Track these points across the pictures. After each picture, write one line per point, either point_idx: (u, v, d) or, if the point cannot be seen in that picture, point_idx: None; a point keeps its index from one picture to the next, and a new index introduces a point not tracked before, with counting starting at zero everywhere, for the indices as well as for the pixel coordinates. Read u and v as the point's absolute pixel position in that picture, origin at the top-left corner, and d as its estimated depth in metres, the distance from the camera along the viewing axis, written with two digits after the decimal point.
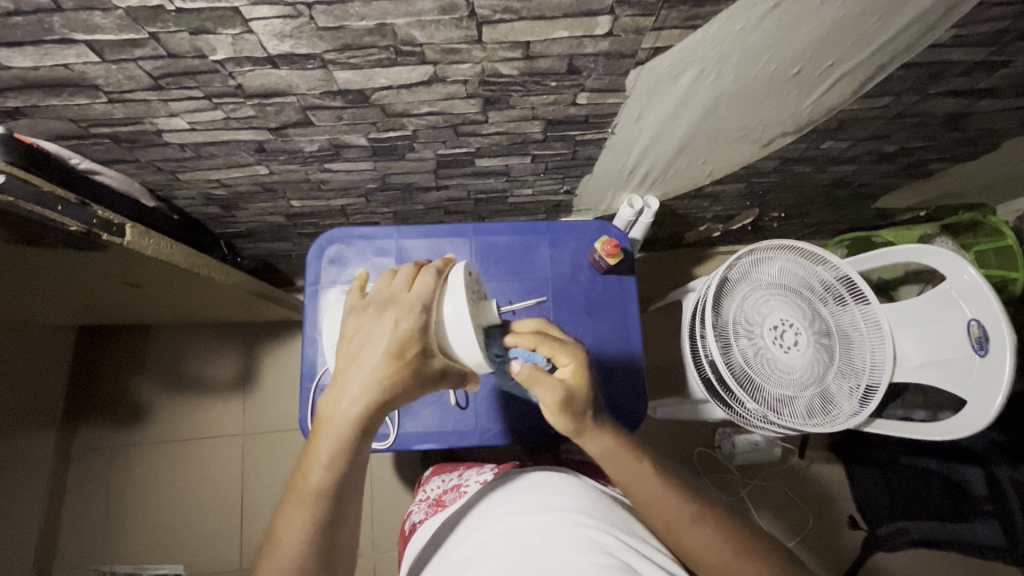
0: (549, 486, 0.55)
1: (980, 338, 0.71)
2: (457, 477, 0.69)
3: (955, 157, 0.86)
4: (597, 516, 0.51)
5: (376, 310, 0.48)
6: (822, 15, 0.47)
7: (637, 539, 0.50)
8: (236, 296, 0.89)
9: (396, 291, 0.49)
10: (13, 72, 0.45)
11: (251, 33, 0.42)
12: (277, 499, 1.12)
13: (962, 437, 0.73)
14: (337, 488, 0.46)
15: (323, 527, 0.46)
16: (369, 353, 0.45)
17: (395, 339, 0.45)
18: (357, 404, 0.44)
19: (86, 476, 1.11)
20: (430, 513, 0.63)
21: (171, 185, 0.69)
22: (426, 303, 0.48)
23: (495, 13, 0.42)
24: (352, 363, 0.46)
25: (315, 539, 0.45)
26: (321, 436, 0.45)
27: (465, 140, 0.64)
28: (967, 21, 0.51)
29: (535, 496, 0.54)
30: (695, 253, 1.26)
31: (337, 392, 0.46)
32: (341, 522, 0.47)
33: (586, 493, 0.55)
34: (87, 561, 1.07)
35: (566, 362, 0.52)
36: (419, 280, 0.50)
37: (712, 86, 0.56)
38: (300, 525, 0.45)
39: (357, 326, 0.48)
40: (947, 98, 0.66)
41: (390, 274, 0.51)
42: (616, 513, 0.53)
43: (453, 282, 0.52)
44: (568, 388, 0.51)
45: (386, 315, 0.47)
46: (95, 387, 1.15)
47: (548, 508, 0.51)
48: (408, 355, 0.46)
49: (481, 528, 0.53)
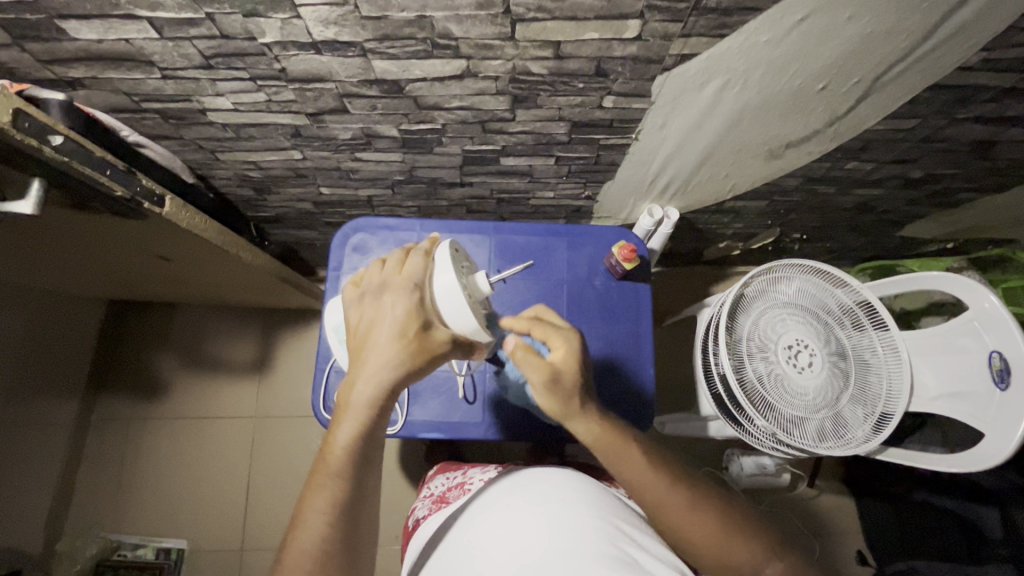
0: (551, 478, 0.55)
1: (1002, 370, 0.69)
2: (461, 474, 0.70)
3: (982, 187, 0.85)
4: (601, 509, 0.51)
5: (373, 297, 0.49)
6: (848, 32, 0.49)
7: (638, 531, 0.51)
8: (261, 278, 0.92)
9: (388, 276, 0.49)
10: (79, 44, 0.48)
11: (300, 18, 0.45)
12: (284, 482, 1.14)
13: (979, 471, 0.71)
14: (358, 465, 0.46)
15: (344, 507, 0.45)
16: (375, 339, 0.47)
17: (395, 323, 0.47)
18: (370, 386, 0.46)
19: (101, 445, 1.14)
20: (434, 510, 0.64)
21: (210, 164, 0.73)
22: (418, 283, 0.49)
23: (529, 11, 0.44)
24: (361, 351, 0.48)
25: (338, 520, 0.45)
26: (341, 419, 0.47)
27: (492, 137, 0.66)
28: (996, 45, 0.51)
29: (535, 488, 0.54)
30: (713, 270, 1.26)
31: (350, 377, 0.47)
32: (361, 505, 0.46)
33: (590, 486, 0.55)
34: (96, 528, 1.10)
35: (558, 346, 0.53)
36: (408, 261, 0.50)
37: (736, 98, 0.57)
38: (321, 506, 0.45)
39: (359, 317, 0.49)
40: (975, 124, 0.66)
41: (380, 261, 0.52)
42: (620, 510, 0.53)
43: (441, 257, 0.51)
44: (555, 371, 0.51)
45: (383, 300, 0.48)
46: (119, 359, 1.19)
47: (554, 499, 0.51)
48: (409, 334, 0.47)
49: (483, 519, 0.53)
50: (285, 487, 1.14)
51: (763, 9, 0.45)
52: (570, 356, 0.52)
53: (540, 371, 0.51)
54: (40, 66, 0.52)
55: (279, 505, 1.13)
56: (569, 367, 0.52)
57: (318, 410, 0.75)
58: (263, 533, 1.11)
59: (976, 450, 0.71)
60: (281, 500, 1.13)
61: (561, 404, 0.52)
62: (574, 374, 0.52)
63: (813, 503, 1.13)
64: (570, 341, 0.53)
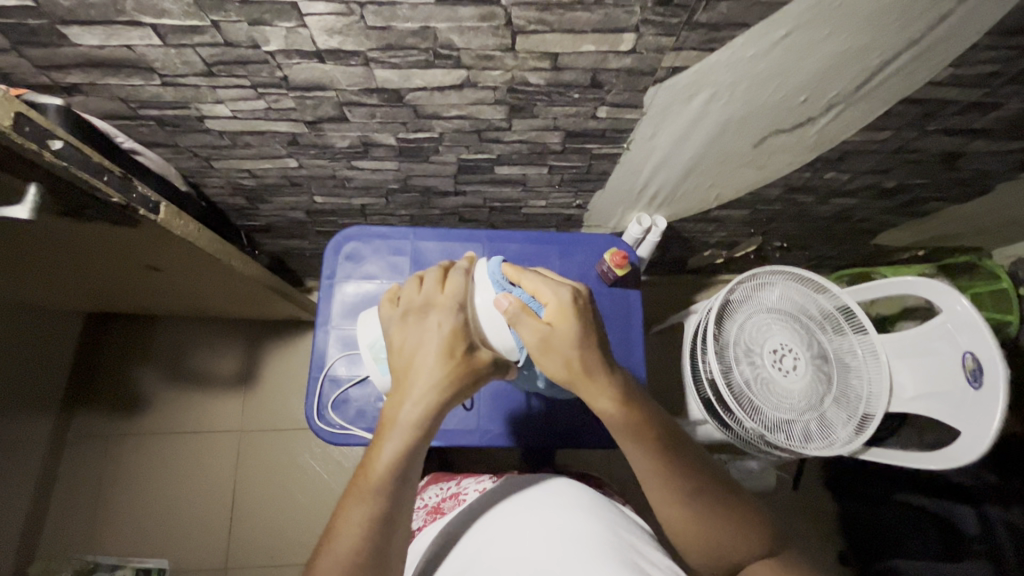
0: (554, 489, 0.58)
1: (975, 370, 0.72)
2: (456, 485, 0.69)
3: (951, 197, 0.90)
4: (601, 515, 0.53)
5: (417, 318, 0.49)
6: (829, 46, 0.52)
7: (634, 536, 0.53)
8: (251, 288, 0.91)
9: (431, 295, 0.50)
10: (79, 50, 0.48)
11: (305, 27, 0.46)
12: (271, 497, 1.12)
13: (958, 467, 0.74)
14: (400, 483, 0.46)
15: (380, 523, 0.46)
16: (423, 359, 0.48)
17: (442, 342, 0.48)
18: (420, 405, 0.46)
19: (79, 463, 1.11)
20: (429, 521, 0.64)
21: (203, 172, 0.72)
22: (461, 302, 0.50)
23: (529, 23, 0.46)
24: (409, 372, 0.48)
25: (373, 534, 0.45)
26: (385, 438, 0.47)
27: (488, 146, 0.67)
28: (964, 62, 0.55)
29: (540, 497, 0.56)
30: (697, 279, 1.29)
31: (397, 397, 0.48)
32: (395, 522, 0.46)
33: (585, 494, 0.57)
34: (72, 549, 1.06)
35: (549, 299, 0.50)
36: (450, 280, 0.51)
37: (723, 109, 0.60)
38: (360, 522, 0.45)
39: (403, 338, 0.50)
40: (945, 136, 0.70)
41: (418, 279, 0.53)
42: (617, 516, 0.56)
43: (481, 279, 0.54)
44: (550, 330, 0.49)
45: (429, 320, 0.49)
46: (98, 373, 1.15)
47: (555, 506, 0.54)
48: (457, 353, 0.48)
49: (483, 529, 0.55)
50: (272, 502, 1.11)
51: (751, 24, 0.48)
52: (565, 312, 0.49)
53: (534, 332, 0.49)
54: (36, 71, 0.51)
55: (265, 520, 1.10)
56: (562, 321, 0.49)
57: (311, 419, 0.74)
58: (250, 550, 1.08)
59: (956, 446, 0.73)
60: (269, 514, 1.11)
61: (563, 367, 0.50)
62: (573, 334, 0.49)
63: (799, 504, 1.15)
64: (563, 294, 0.50)
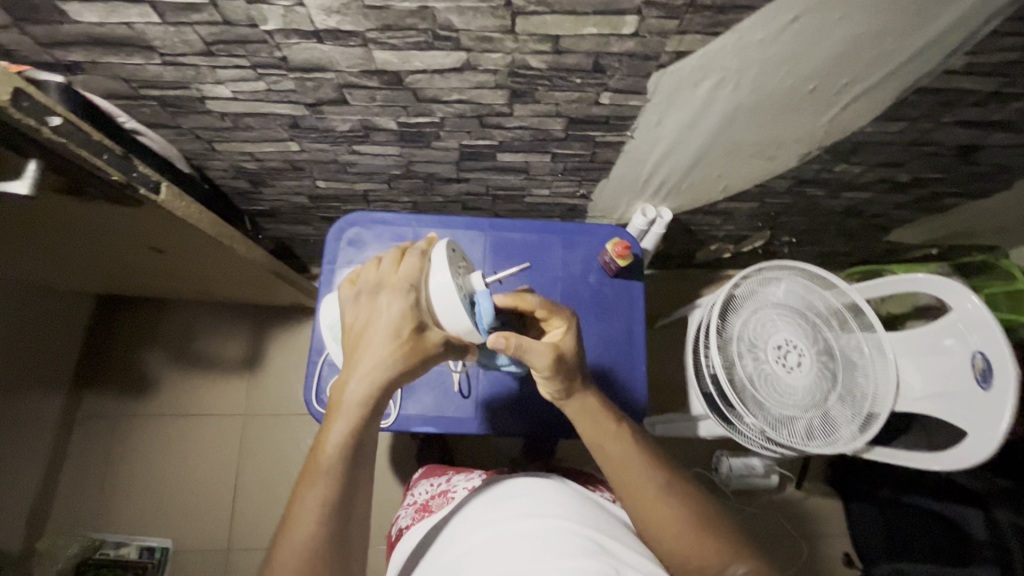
0: (537, 491, 0.55)
1: (985, 370, 0.70)
2: (446, 481, 0.68)
3: (966, 192, 0.88)
4: (585, 523, 0.50)
5: (369, 296, 0.49)
6: (841, 31, 0.50)
7: (621, 541, 0.50)
8: (254, 273, 0.91)
9: (385, 275, 0.49)
10: (80, 27, 0.48)
11: (303, 6, 0.45)
12: (273, 480, 1.13)
13: (966, 468, 0.72)
14: (349, 463, 0.46)
15: (334, 505, 0.45)
16: (371, 338, 0.47)
17: (391, 322, 0.47)
18: (365, 383, 0.46)
19: (86, 442, 1.12)
20: (418, 520, 0.63)
21: (205, 154, 0.73)
22: (413, 284, 0.49)
23: (529, 4, 0.45)
24: (357, 350, 0.47)
25: (328, 517, 0.45)
26: (333, 418, 0.47)
27: (490, 132, 0.67)
28: (980, 49, 0.53)
29: (522, 501, 0.53)
30: (704, 273, 1.27)
31: (344, 375, 0.47)
32: (352, 503, 0.46)
33: (572, 499, 0.54)
34: (78, 526, 1.08)
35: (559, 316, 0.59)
36: (405, 261, 0.50)
37: (729, 97, 0.59)
38: (313, 506, 0.45)
39: (354, 316, 0.49)
40: (959, 128, 0.68)
41: (377, 259, 0.52)
42: (605, 520, 0.53)
43: (436, 258, 0.52)
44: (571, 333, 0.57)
45: (380, 299, 0.48)
46: (105, 355, 1.17)
47: (537, 513, 0.51)
48: (404, 333, 0.47)
49: (465, 536, 0.52)
50: (274, 485, 1.13)
51: (758, 7, 0.46)
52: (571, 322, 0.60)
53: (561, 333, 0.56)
54: (38, 49, 0.52)
55: (266, 503, 1.11)
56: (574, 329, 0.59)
57: (310, 403, 0.75)
58: (251, 532, 1.10)
59: (964, 447, 0.71)
60: (270, 497, 1.12)
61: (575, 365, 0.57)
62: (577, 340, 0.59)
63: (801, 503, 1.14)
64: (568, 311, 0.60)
